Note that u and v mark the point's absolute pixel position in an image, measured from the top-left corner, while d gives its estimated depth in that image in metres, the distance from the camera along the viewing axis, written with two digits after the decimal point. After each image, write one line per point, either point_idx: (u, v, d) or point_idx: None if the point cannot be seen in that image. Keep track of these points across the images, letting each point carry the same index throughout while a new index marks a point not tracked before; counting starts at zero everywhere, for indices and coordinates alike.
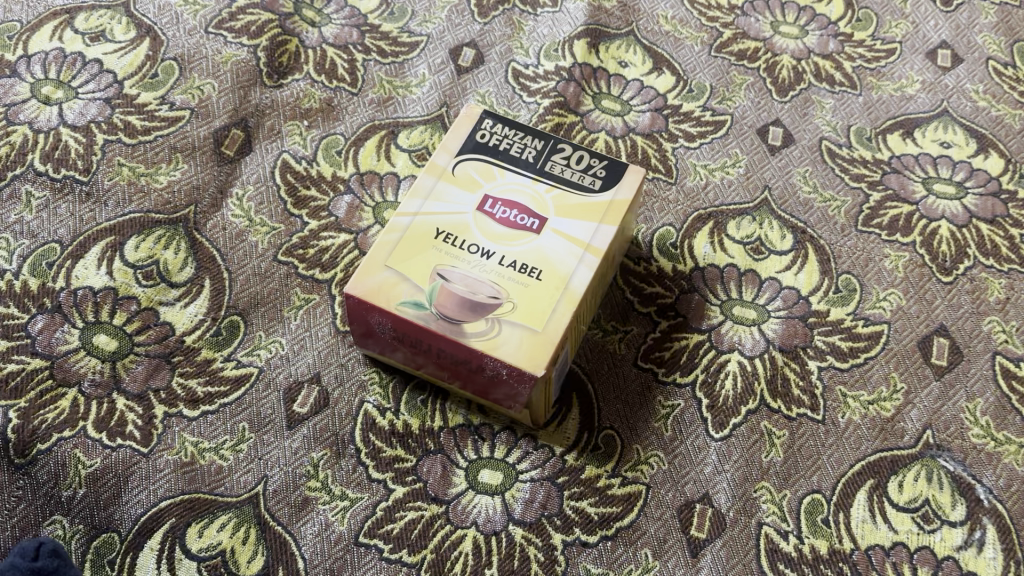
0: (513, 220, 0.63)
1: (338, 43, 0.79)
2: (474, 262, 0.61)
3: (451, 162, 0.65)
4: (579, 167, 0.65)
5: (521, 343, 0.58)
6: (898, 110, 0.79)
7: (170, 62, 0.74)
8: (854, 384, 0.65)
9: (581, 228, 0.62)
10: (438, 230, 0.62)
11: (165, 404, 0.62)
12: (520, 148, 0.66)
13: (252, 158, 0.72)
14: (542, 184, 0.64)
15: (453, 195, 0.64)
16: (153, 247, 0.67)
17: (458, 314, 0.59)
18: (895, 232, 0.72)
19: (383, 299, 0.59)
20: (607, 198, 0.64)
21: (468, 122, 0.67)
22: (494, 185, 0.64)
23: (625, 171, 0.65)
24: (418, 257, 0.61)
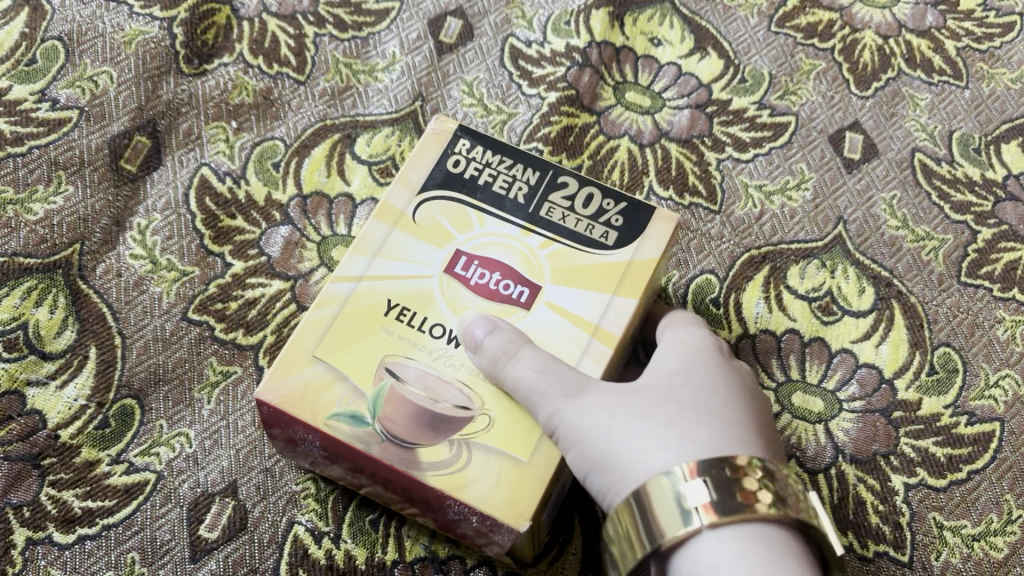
0: (492, 290, 0.43)
1: (283, 13, 0.61)
2: (438, 352, 0.42)
3: (411, 200, 0.45)
4: (587, 212, 0.45)
5: (500, 481, 0.39)
6: (1018, 110, 0.60)
7: (54, 43, 0.57)
8: (954, 510, 0.48)
9: (590, 303, 0.43)
10: (390, 301, 0.42)
11: (29, 527, 0.47)
12: (506, 183, 0.45)
13: (160, 174, 0.55)
14: (533, 235, 0.44)
15: (413, 248, 0.44)
16: (21, 305, 0.50)
17: (412, 434, 0.39)
18: (1010, 286, 0.54)
19: (308, 410, 0.40)
20: (624, 258, 0.44)
21: (436, 142, 0.46)
22: (468, 238, 0.44)
23: (650, 219, 0.45)
24: (360, 345, 0.41)
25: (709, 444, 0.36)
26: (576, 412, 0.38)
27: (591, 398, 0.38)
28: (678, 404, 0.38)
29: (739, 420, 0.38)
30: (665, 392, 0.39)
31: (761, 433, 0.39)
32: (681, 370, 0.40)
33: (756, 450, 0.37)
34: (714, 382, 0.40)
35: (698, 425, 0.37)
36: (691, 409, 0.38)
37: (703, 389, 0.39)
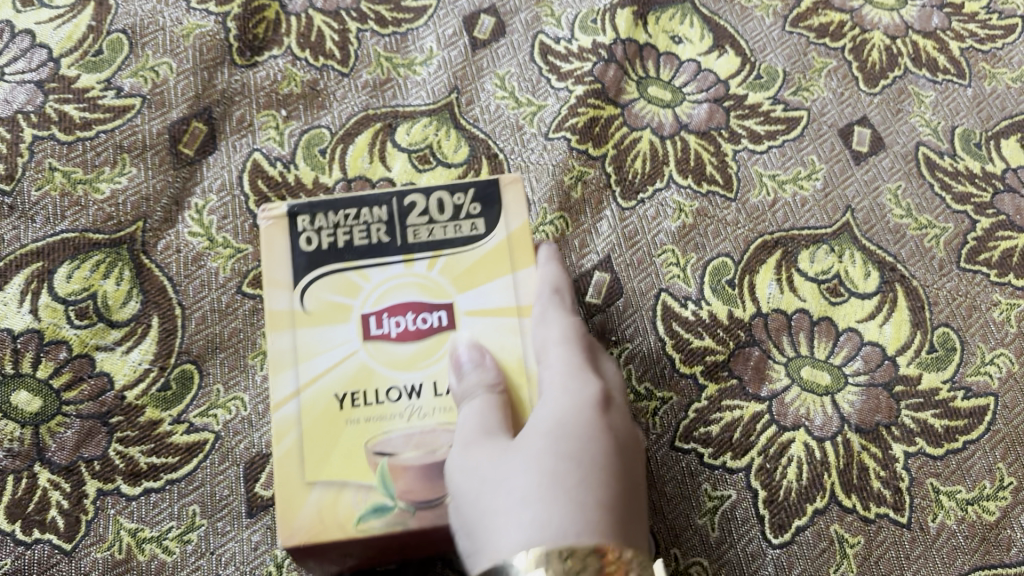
0: (414, 329, 0.43)
1: (327, 9, 0.64)
2: (408, 411, 0.42)
3: (291, 295, 0.43)
4: (447, 214, 0.45)
5: None
6: (1016, 108, 0.64)
7: (118, 36, 0.61)
8: (950, 477, 0.52)
9: (499, 295, 0.43)
10: (336, 395, 0.42)
11: (99, 479, 0.51)
12: (367, 231, 0.44)
13: (216, 158, 0.59)
14: (418, 261, 0.44)
15: (324, 337, 0.43)
16: (90, 276, 0.55)
17: (433, 491, 0.40)
18: (1007, 272, 0.58)
19: (335, 529, 0.40)
20: (502, 236, 0.44)
21: (278, 232, 0.44)
22: (366, 296, 0.43)
23: (500, 189, 0.45)
24: (339, 449, 0.41)
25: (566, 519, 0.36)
26: (461, 470, 0.39)
27: (474, 460, 0.39)
28: (543, 475, 0.37)
29: (606, 490, 0.37)
30: (541, 458, 0.38)
31: (627, 511, 0.37)
32: (562, 429, 0.39)
33: (610, 531, 0.36)
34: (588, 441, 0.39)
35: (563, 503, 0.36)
36: (558, 478, 0.37)
37: (574, 459, 0.38)
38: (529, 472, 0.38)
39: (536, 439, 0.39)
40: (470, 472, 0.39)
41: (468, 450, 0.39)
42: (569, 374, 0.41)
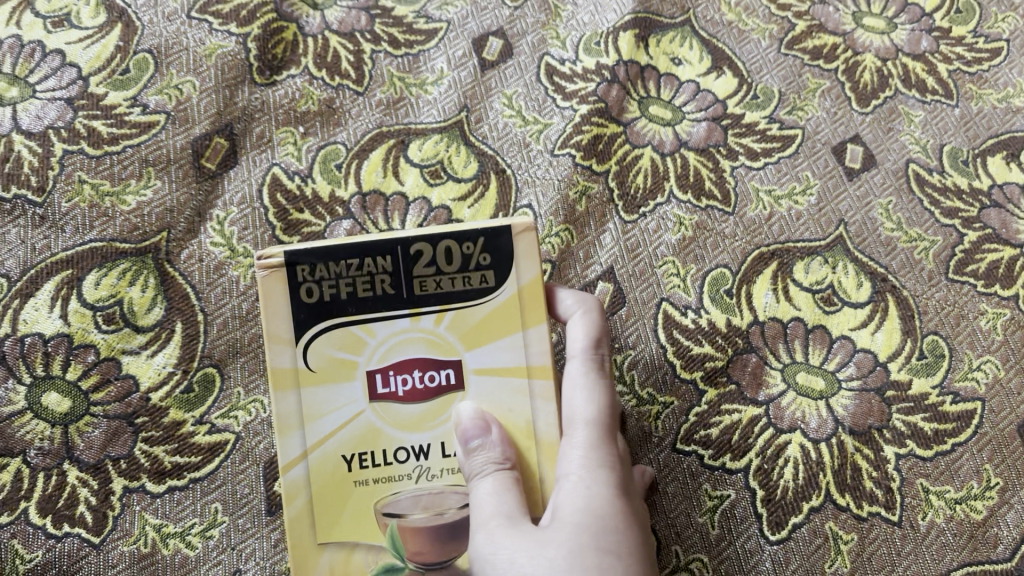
0: (421, 389, 0.41)
1: (342, 30, 0.67)
2: (416, 471, 0.42)
3: (293, 352, 0.41)
4: (457, 265, 0.41)
5: None
6: (1002, 127, 0.67)
7: (144, 55, 0.64)
8: (939, 478, 0.55)
9: (508, 353, 0.42)
10: (345, 455, 0.41)
11: (125, 477, 0.53)
12: (367, 283, 0.41)
13: (237, 172, 0.61)
14: (424, 315, 0.41)
15: (329, 396, 0.41)
16: (117, 283, 0.57)
17: (441, 553, 0.41)
18: (994, 282, 0.61)
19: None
20: (512, 292, 0.42)
21: (276, 283, 0.41)
22: (371, 353, 0.41)
23: (512, 239, 0.41)
24: (349, 508, 0.41)
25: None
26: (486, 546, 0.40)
27: (498, 545, 0.39)
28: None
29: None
30: (574, 543, 0.40)
31: None
32: (591, 521, 0.41)
33: None
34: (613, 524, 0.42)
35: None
36: (590, 568, 0.40)
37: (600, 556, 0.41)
38: (562, 556, 0.40)
39: (563, 521, 0.41)
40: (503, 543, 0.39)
41: (502, 521, 0.40)
42: (597, 454, 0.43)
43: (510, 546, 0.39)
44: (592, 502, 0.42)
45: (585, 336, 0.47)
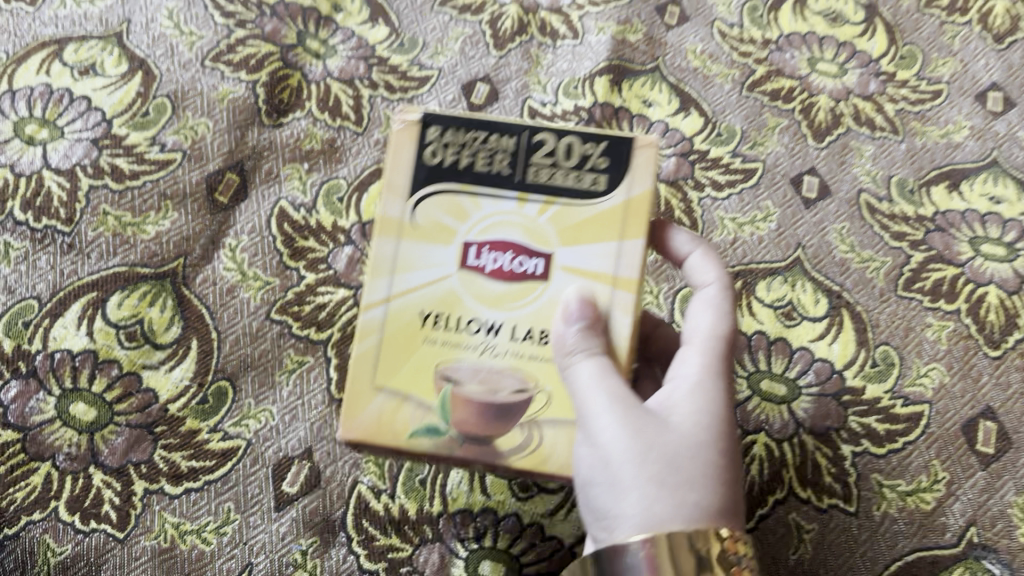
0: (510, 270, 0.43)
1: (343, 77, 0.73)
2: (482, 346, 0.42)
3: (404, 204, 0.43)
4: (572, 162, 0.43)
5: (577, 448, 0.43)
6: (945, 159, 0.74)
7: (163, 100, 0.70)
8: (891, 473, 0.60)
9: (600, 255, 0.42)
10: (422, 312, 0.43)
11: (146, 479, 0.58)
12: (485, 159, 0.43)
13: (247, 205, 0.67)
14: (531, 201, 0.43)
15: (423, 253, 0.43)
16: (138, 305, 0.62)
17: (487, 430, 0.43)
18: (938, 298, 0.67)
19: (390, 437, 0.42)
20: (620, 200, 0.43)
21: (404, 137, 0.44)
22: (472, 224, 0.43)
23: (632, 149, 0.43)
24: (410, 365, 0.43)
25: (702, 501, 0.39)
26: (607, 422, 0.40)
27: (619, 420, 0.40)
28: (694, 454, 0.40)
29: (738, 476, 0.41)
30: (694, 428, 0.40)
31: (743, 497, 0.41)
32: (713, 414, 0.41)
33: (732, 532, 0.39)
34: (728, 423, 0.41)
35: (704, 477, 0.39)
36: (705, 455, 0.40)
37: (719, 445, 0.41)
38: (685, 437, 0.40)
39: (684, 410, 0.41)
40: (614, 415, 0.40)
41: (615, 395, 0.40)
42: (718, 365, 0.43)
43: (625, 417, 0.40)
44: (711, 403, 0.42)
45: (716, 278, 0.48)
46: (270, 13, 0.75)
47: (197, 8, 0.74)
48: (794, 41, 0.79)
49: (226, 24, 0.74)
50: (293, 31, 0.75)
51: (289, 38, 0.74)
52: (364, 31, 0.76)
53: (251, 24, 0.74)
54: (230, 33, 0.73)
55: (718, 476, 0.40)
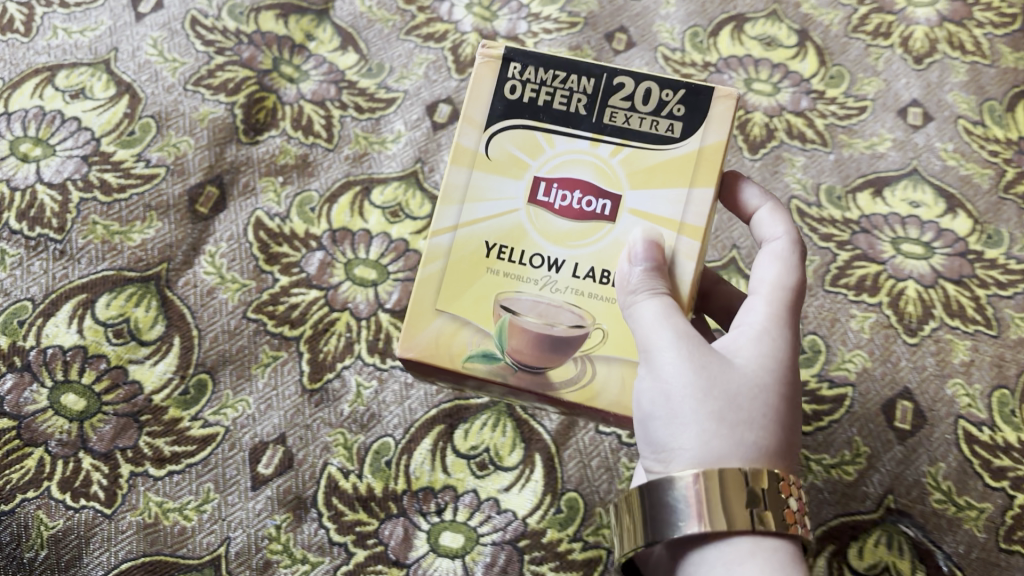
0: (577, 208, 0.47)
1: (315, 99, 0.80)
2: (543, 280, 0.47)
3: (480, 136, 0.47)
4: (650, 108, 0.47)
5: (625, 386, 0.47)
6: (869, 168, 0.80)
7: (148, 120, 0.76)
8: (817, 447, 0.66)
9: (668, 201, 0.47)
10: (489, 242, 0.47)
11: (132, 463, 0.63)
12: (563, 99, 0.47)
13: (226, 215, 0.73)
14: (603, 143, 0.47)
15: (495, 186, 0.47)
16: (124, 305, 0.68)
17: (540, 360, 0.47)
18: (862, 292, 0.73)
19: (445, 358, 0.47)
20: (695, 147, 0.47)
21: (489, 70, 0.48)
22: (544, 161, 0.47)
23: (710, 100, 0.47)
24: (472, 292, 0.47)
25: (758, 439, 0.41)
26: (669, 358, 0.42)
27: (682, 357, 0.42)
28: (755, 395, 0.41)
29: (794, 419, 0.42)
30: (759, 369, 0.42)
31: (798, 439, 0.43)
32: (775, 357, 0.43)
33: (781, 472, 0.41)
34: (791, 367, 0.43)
35: (759, 418, 0.41)
36: (767, 395, 0.41)
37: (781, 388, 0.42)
38: (749, 377, 0.42)
39: (749, 351, 0.43)
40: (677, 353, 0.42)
41: (678, 334, 0.42)
42: (784, 310, 0.45)
43: (689, 355, 0.42)
44: (775, 348, 0.43)
45: (784, 232, 0.50)
46: (247, 41, 0.82)
47: (179, 37, 0.80)
48: (732, 64, 0.86)
49: (206, 51, 0.80)
50: (269, 58, 0.81)
51: (265, 64, 0.81)
52: (335, 58, 0.83)
53: (229, 51, 0.80)
54: (210, 60, 0.80)
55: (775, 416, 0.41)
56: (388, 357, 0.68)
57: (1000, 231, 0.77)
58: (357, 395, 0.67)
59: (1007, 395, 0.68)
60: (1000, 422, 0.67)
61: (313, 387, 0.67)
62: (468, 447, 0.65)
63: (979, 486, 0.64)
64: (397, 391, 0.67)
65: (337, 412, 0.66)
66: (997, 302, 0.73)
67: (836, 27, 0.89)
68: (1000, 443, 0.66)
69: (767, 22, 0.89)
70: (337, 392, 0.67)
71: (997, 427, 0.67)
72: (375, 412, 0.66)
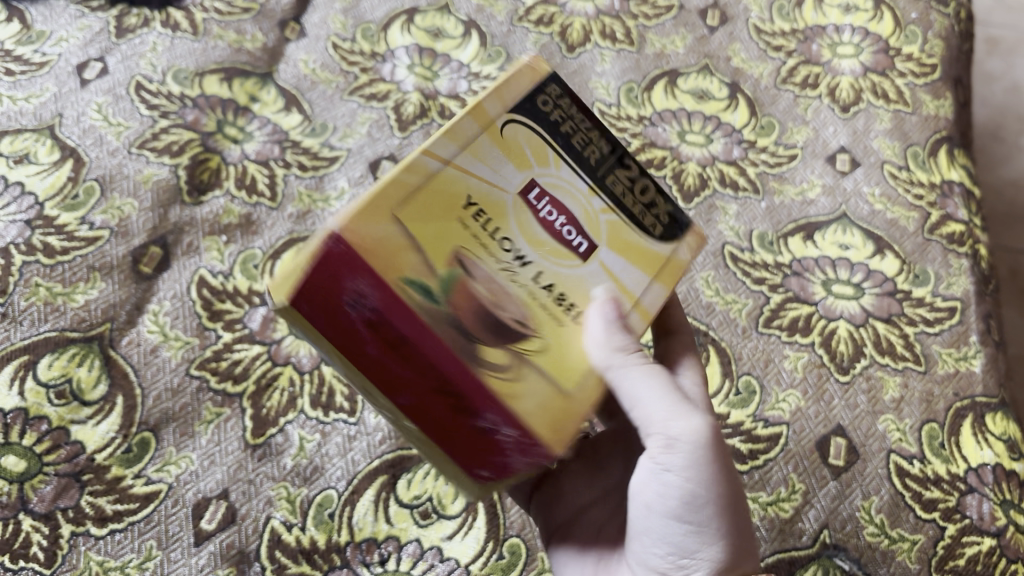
0: (557, 228, 0.45)
1: (259, 159, 0.81)
2: (511, 270, 0.43)
3: (503, 112, 0.45)
4: (644, 199, 0.49)
5: (545, 402, 0.42)
6: (800, 214, 0.83)
7: (92, 183, 0.77)
8: (754, 485, 0.68)
9: (634, 279, 0.47)
10: (469, 197, 0.43)
11: (73, 523, 0.63)
12: (582, 141, 0.47)
13: (169, 274, 0.74)
14: (597, 198, 0.47)
15: (494, 157, 0.44)
16: (66, 365, 0.68)
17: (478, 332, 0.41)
18: (795, 333, 0.75)
19: (325, 292, 0.38)
20: (665, 253, 0.49)
21: (532, 75, 0.47)
22: (547, 173, 0.45)
23: (686, 229, 0.50)
24: (437, 224, 0.41)
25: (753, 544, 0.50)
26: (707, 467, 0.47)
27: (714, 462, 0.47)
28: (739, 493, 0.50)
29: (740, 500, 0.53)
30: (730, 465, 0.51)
31: None
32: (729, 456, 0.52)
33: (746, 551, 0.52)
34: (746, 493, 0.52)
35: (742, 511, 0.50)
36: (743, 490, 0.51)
37: None
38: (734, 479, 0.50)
39: None
40: (725, 480, 0.47)
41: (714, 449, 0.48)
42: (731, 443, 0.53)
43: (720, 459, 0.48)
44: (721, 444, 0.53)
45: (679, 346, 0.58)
46: (191, 105, 0.83)
47: (123, 102, 0.82)
48: (665, 117, 0.89)
49: (151, 115, 0.82)
50: (212, 120, 0.83)
51: (208, 127, 0.82)
52: (278, 119, 0.85)
53: (173, 115, 0.82)
54: (153, 124, 0.81)
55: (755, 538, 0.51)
56: (331, 410, 0.69)
57: (927, 270, 0.79)
58: (300, 448, 0.67)
59: (936, 429, 0.70)
60: (930, 455, 0.69)
61: (256, 442, 0.67)
62: (410, 497, 0.66)
63: (911, 518, 0.66)
64: (340, 444, 0.68)
65: (280, 466, 0.67)
66: (925, 339, 0.75)
67: (765, 78, 0.92)
68: (930, 476, 0.68)
69: (699, 75, 0.92)
70: (281, 445, 0.67)
71: (927, 460, 0.69)
72: (318, 464, 0.67)
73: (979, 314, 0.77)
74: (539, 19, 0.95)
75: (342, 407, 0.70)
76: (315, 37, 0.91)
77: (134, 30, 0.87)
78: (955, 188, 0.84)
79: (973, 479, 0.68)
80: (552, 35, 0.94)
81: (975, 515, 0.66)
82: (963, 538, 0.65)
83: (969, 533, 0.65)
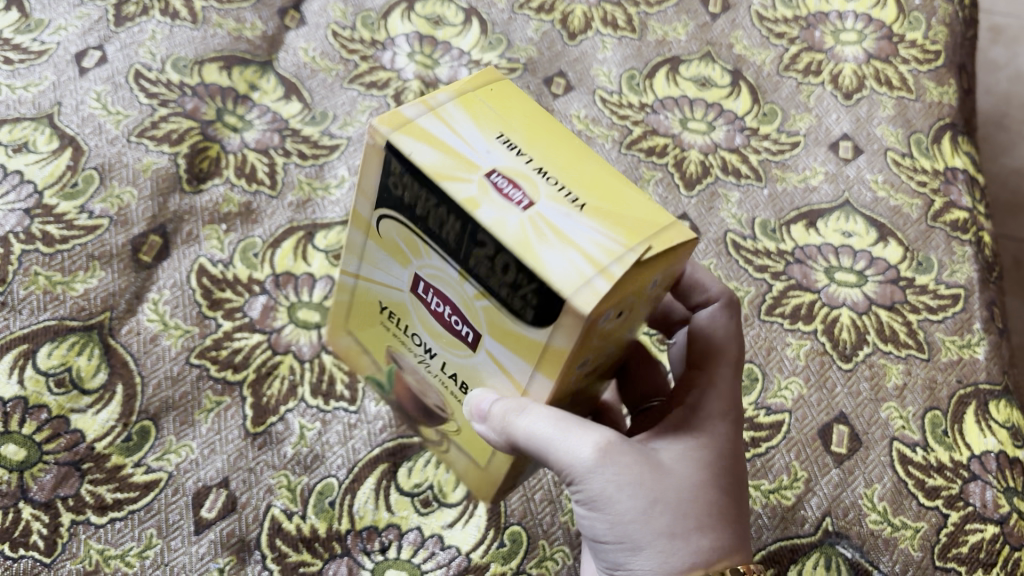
0: (446, 319, 0.51)
1: (258, 148, 0.81)
2: (421, 359, 0.57)
3: (371, 213, 0.52)
4: (507, 278, 0.45)
5: (468, 464, 0.63)
6: (803, 201, 0.82)
7: (91, 172, 0.77)
8: (756, 473, 0.67)
9: (517, 367, 0.49)
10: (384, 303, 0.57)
11: (73, 511, 0.62)
12: (440, 223, 0.47)
13: (169, 263, 0.74)
14: (467, 282, 0.48)
15: (385, 262, 0.53)
16: (66, 354, 0.68)
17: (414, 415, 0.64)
18: (797, 320, 0.75)
19: (356, 362, 0.67)
20: (539, 340, 0.46)
21: (378, 160, 0.49)
22: (421, 264, 0.51)
23: (557, 309, 0.43)
24: (373, 330, 0.61)
25: (714, 543, 0.50)
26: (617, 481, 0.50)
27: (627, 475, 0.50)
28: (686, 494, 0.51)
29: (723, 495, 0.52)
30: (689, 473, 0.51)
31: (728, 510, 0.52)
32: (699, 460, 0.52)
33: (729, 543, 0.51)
34: (728, 496, 0.52)
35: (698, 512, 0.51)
36: (703, 489, 0.51)
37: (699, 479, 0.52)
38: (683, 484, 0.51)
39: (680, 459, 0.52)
40: (630, 495, 0.50)
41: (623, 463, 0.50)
42: (713, 453, 0.53)
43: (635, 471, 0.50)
44: (699, 447, 0.53)
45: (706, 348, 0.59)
46: (191, 93, 0.83)
47: (123, 91, 0.82)
48: (667, 104, 0.88)
49: (150, 104, 0.81)
50: (212, 108, 0.83)
51: (208, 115, 0.82)
52: (278, 107, 0.84)
53: (173, 103, 0.82)
54: (153, 112, 0.81)
55: (724, 534, 0.51)
56: (332, 399, 0.70)
57: (930, 258, 0.79)
58: (301, 436, 0.67)
59: (939, 417, 0.70)
60: (933, 442, 0.69)
61: (256, 431, 0.67)
62: (411, 485, 0.66)
63: (913, 505, 0.66)
64: (340, 432, 0.68)
65: (280, 454, 0.66)
66: (928, 327, 0.75)
67: (767, 65, 0.92)
68: (933, 463, 0.68)
69: (700, 63, 0.92)
70: (281, 434, 0.67)
71: (930, 447, 0.68)
72: (318, 452, 0.67)
73: (983, 302, 0.77)
74: (540, 7, 0.95)
75: (342, 396, 0.70)
76: (315, 25, 0.91)
77: (133, 19, 0.87)
78: (959, 175, 0.84)
79: (976, 467, 0.67)
80: (553, 23, 0.94)
81: (978, 502, 0.66)
82: (966, 525, 0.65)
83: (972, 521, 0.65)
